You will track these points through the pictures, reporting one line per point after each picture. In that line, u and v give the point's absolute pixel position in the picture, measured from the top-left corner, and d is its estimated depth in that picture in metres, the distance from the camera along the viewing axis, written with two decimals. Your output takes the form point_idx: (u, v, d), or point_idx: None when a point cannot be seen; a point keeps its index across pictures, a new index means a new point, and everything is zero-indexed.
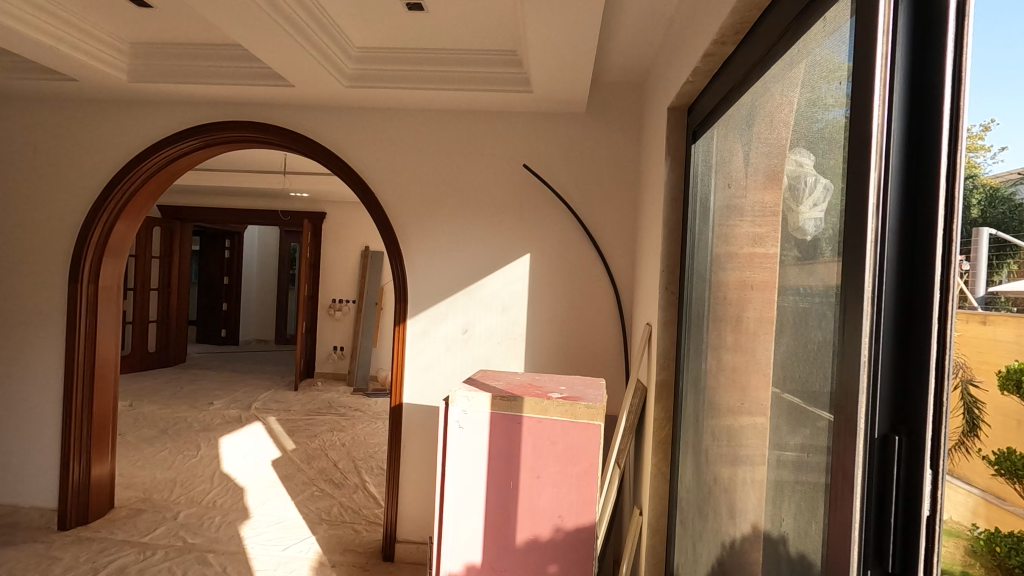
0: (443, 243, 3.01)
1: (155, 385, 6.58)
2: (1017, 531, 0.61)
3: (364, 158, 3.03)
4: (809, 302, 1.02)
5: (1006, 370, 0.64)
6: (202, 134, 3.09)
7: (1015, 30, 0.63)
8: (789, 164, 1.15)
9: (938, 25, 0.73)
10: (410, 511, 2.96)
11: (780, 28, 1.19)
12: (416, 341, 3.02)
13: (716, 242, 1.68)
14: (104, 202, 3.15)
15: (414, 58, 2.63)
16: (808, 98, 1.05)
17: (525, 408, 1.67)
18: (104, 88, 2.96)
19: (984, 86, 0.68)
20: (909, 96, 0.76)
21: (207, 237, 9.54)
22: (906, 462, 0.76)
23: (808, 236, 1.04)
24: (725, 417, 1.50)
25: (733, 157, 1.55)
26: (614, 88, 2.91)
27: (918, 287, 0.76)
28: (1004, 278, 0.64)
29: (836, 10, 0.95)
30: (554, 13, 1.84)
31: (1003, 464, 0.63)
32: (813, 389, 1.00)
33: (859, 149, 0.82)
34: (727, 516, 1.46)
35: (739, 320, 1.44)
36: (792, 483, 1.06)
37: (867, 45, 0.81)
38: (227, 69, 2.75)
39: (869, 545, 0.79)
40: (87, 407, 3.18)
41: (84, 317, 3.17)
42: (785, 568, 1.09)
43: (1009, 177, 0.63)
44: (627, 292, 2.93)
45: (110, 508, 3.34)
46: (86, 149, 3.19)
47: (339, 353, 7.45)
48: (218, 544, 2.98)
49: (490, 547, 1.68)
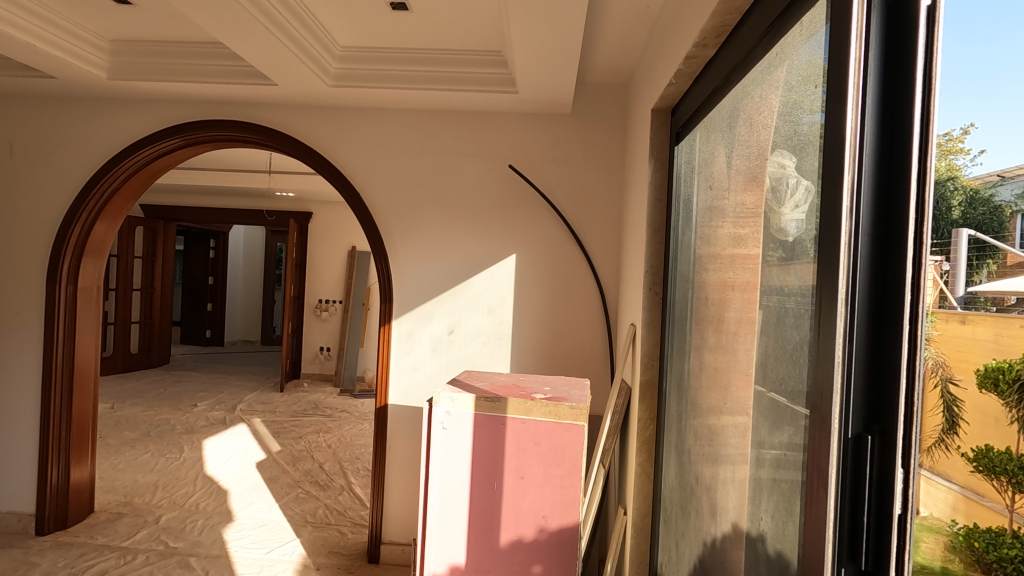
0: (429, 244, 3.01)
1: (137, 386, 6.49)
2: (994, 526, 0.63)
3: (349, 157, 3.02)
4: (788, 301, 1.04)
5: (983, 369, 0.64)
6: (183, 133, 3.06)
7: (987, 37, 0.65)
8: (771, 165, 1.16)
9: (907, 31, 0.75)
10: (396, 513, 2.95)
11: (760, 31, 1.20)
12: (401, 341, 3.01)
13: (698, 242, 1.69)
14: (83, 202, 3.10)
15: (400, 57, 2.63)
16: (788, 101, 1.07)
17: (508, 409, 1.67)
18: (83, 86, 2.92)
19: (957, 91, 0.69)
20: (883, 100, 0.77)
21: (191, 236, 9.44)
22: (879, 461, 0.77)
23: (790, 237, 1.05)
24: (706, 417, 1.52)
25: (715, 159, 1.56)
26: (599, 89, 2.93)
27: (889, 287, 0.77)
28: (985, 278, 0.64)
29: (813, 15, 0.96)
30: (536, 14, 1.85)
31: (981, 460, 0.65)
32: (792, 388, 1.01)
33: (834, 150, 0.83)
34: (708, 515, 1.48)
35: (720, 320, 1.46)
36: (771, 481, 1.08)
37: (841, 47, 0.82)
38: (209, 66, 2.72)
39: (843, 544, 0.80)
40: (65, 409, 3.12)
41: (62, 318, 3.11)
42: (763, 566, 1.11)
43: (988, 179, 0.64)
44: (612, 292, 2.94)
45: (90, 512, 3.29)
46: (64, 147, 3.14)
47: (326, 354, 7.39)
48: (201, 548, 2.95)
49: (473, 548, 1.68)
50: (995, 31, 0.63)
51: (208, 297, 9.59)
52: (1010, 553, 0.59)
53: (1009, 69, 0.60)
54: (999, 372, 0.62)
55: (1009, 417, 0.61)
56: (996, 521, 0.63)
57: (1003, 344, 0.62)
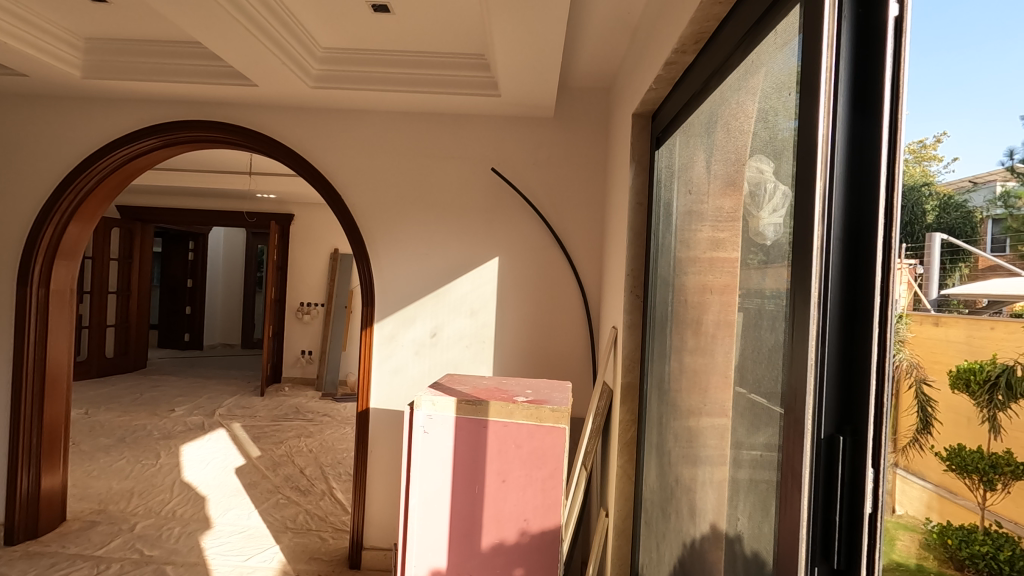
0: (411, 248, 2.99)
1: (112, 392, 6.35)
2: (967, 524, 0.64)
3: (330, 160, 2.99)
4: (765, 304, 1.06)
5: (956, 370, 0.66)
6: (161, 134, 3.01)
7: (956, 46, 0.66)
8: (749, 171, 1.18)
9: (877, 40, 0.78)
10: (377, 518, 2.92)
11: (736, 39, 1.23)
12: (383, 345, 2.99)
13: (678, 245, 1.71)
14: (55, 203, 3.03)
15: (382, 59, 2.62)
16: (764, 107, 1.09)
17: (490, 412, 1.67)
18: (57, 84, 2.86)
19: (923, 100, 0.71)
20: (853, 105, 0.80)
21: (170, 238, 9.28)
22: (851, 461, 0.79)
23: (767, 240, 1.06)
24: (686, 418, 1.53)
25: (694, 164, 1.58)
26: (582, 93, 2.95)
27: (860, 289, 0.80)
28: (957, 281, 0.65)
29: (786, 24, 0.99)
30: (518, 19, 1.86)
31: (953, 460, 0.66)
32: (768, 389, 1.03)
33: (807, 154, 0.85)
34: (687, 516, 1.49)
35: (699, 323, 1.47)
36: (748, 482, 1.09)
37: (814, 53, 0.84)
38: (188, 66, 2.68)
39: (816, 542, 0.81)
40: (37, 415, 3.04)
41: (33, 322, 3.03)
42: (740, 566, 1.12)
43: (961, 185, 0.65)
44: (594, 295, 2.95)
45: (62, 521, 3.21)
46: (36, 147, 3.07)
47: (307, 358, 7.30)
48: (177, 556, 2.89)
49: (454, 552, 1.67)
50: (961, 42, 0.65)
51: (187, 300, 9.43)
52: (982, 549, 0.61)
53: (981, 76, 0.61)
54: (971, 373, 0.64)
55: (981, 416, 0.63)
56: (970, 519, 0.64)
57: (974, 345, 0.64)
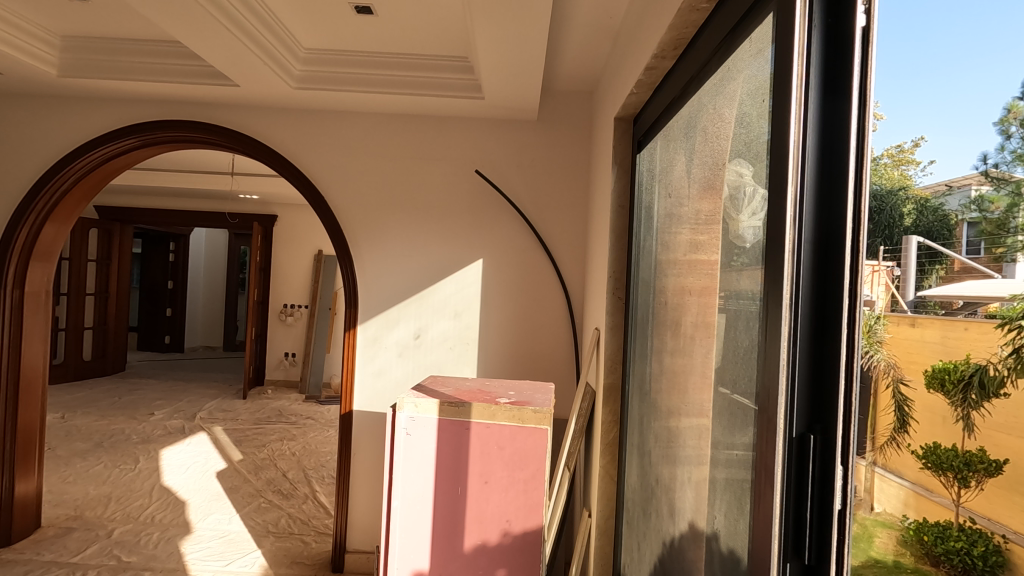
0: (395, 250, 2.99)
1: (89, 395, 6.22)
2: (942, 521, 0.67)
3: (313, 161, 2.98)
4: (743, 306, 1.08)
5: (931, 369, 0.68)
6: (139, 133, 2.97)
7: (933, 50, 0.66)
8: (729, 174, 1.19)
9: (845, 48, 0.80)
10: (360, 521, 2.91)
11: (712, 46, 1.25)
12: (367, 347, 2.98)
13: (658, 248, 1.73)
14: (30, 203, 2.98)
15: (365, 61, 2.61)
16: (741, 112, 1.12)
17: (473, 413, 1.68)
18: (33, 82, 2.81)
19: (894, 106, 0.73)
20: (823, 112, 0.82)
21: (150, 239, 9.14)
22: (821, 460, 0.82)
23: (747, 243, 1.09)
24: (666, 418, 1.55)
25: (675, 166, 1.60)
26: (565, 96, 2.97)
27: (829, 290, 0.82)
28: (933, 282, 0.67)
29: (760, 32, 1.02)
30: (500, 23, 1.88)
31: (930, 457, 0.69)
32: (745, 390, 1.05)
33: (778, 158, 0.87)
34: (667, 515, 1.51)
35: (678, 325, 1.50)
36: (724, 480, 1.12)
37: (785, 59, 0.86)
38: (168, 66, 2.66)
39: (788, 537, 0.83)
40: (10, 419, 2.97)
41: (6, 325, 2.96)
42: (716, 564, 1.14)
43: (938, 189, 0.66)
44: (578, 296, 2.97)
45: (36, 527, 3.14)
46: (10, 147, 3.00)
47: (291, 360, 7.22)
48: (156, 562, 2.85)
49: (436, 553, 1.67)
50: (937, 47, 0.65)
51: (167, 301, 9.27)
52: (957, 545, 0.64)
53: (957, 93, 0.62)
54: (945, 373, 0.67)
55: (955, 415, 0.66)
56: (944, 516, 0.67)
57: (951, 345, 0.66)
